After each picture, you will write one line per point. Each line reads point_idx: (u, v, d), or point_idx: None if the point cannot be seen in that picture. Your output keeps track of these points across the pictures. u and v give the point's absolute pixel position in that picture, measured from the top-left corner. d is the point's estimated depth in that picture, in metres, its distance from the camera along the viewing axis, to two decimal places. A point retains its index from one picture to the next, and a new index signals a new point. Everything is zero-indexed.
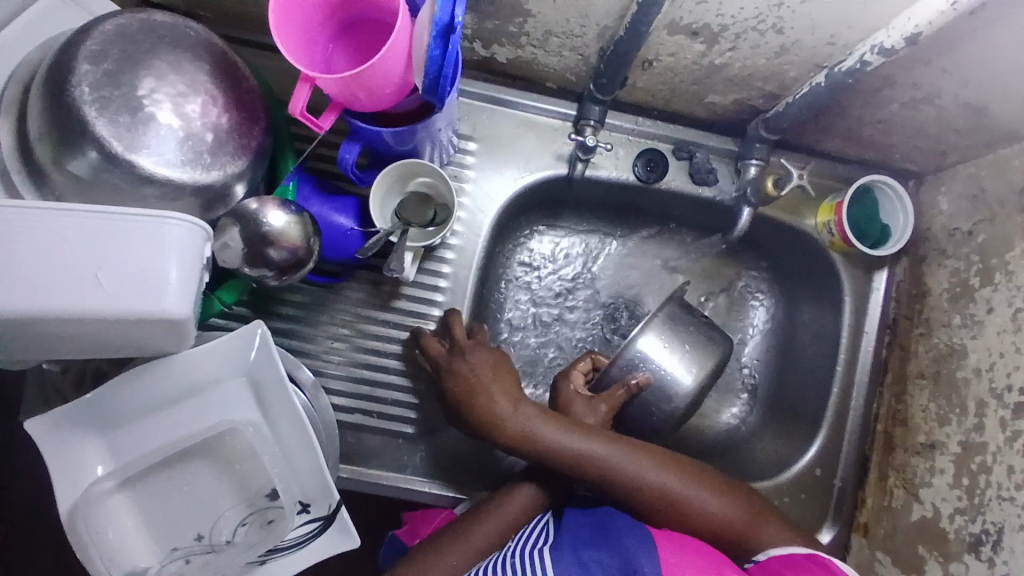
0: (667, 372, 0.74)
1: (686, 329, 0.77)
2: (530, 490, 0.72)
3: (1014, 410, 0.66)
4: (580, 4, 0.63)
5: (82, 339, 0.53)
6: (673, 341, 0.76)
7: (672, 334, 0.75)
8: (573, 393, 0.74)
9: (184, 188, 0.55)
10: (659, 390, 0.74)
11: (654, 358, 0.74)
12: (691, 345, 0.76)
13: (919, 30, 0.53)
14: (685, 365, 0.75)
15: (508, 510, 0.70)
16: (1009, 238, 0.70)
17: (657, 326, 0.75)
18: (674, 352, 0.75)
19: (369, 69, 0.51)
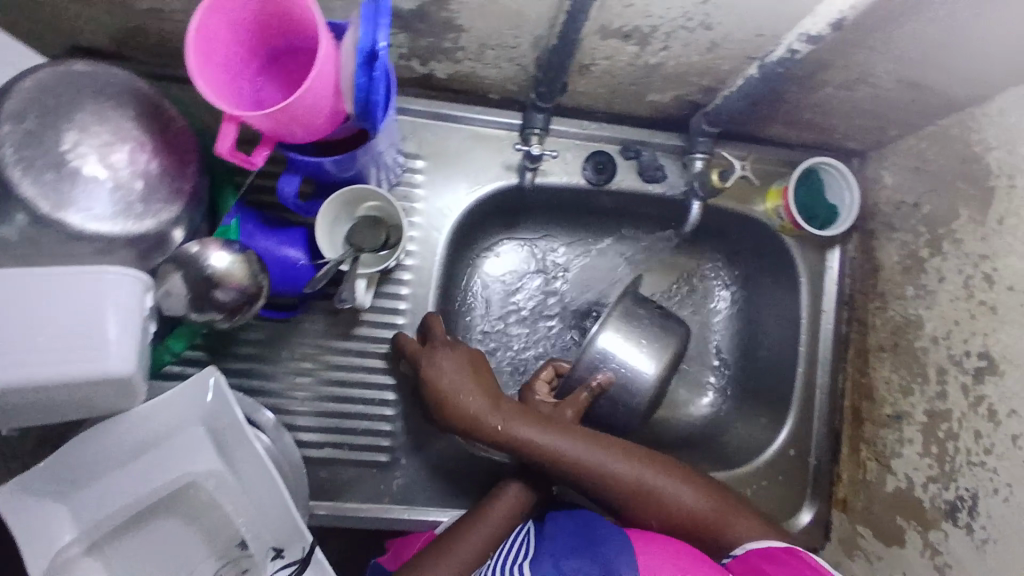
0: (629, 366, 0.74)
1: (642, 325, 0.76)
2: (514, 490, 0.72)
3: (974, 375, 0.67)
4: (510, 15, 0.63)
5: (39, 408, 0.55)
6: (631, 334, 0.75)
7: (629, 328, 0.75)
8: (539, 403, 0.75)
9: (116, 241, 0.53)
10: (624, 387, 0.73)
11: (614, 355, 0.74)
12: (648, 337, 0.75)
13: (840, 16, 0.54)
14: (646, 355, 0.74)
15: (495, 512, 0.70)
16: (954, 208, 0.71)
17: (614, 323, 0.75)
18: (633, 345, 0.74)
19: (298, 101, 0.50)
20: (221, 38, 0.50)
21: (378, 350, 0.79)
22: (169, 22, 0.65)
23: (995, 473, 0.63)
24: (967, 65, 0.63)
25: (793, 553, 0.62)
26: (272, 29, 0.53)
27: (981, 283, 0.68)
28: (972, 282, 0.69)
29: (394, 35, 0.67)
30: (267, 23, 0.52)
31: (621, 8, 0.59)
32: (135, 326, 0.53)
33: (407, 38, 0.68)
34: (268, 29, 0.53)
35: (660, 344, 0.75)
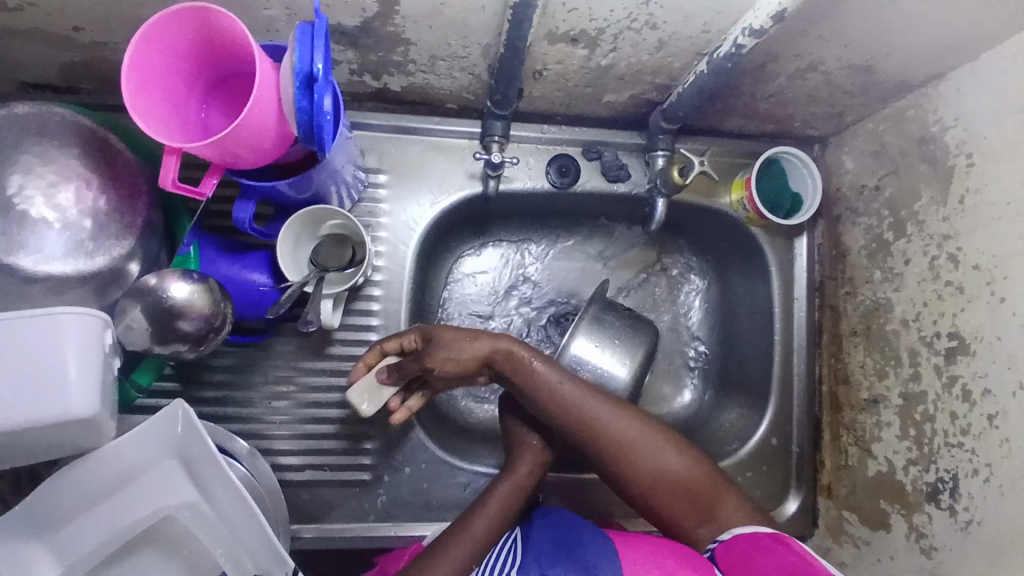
0: (604, 369, 0.76)
1: (614, 325, 0.79)
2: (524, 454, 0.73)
3: (946, 355, 0.67)
4: (457, 25, 0.62)
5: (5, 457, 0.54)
6: (603, 337, 0.78)
7: (601, 330, 0.78)
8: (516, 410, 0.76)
9: (69, 279, 0.56)
10: (601, 388, 0.76)
11: (589, 359, 0.76)
12: (621, 338, 0.78)
13: (783, 8, 0.53)
14: (620, 356, 0.77)
15: (499, 494, 0.71)
16: (914, 189, 0.71)
17: (585, 327, 0.77)
18: (606, 348, 0.77)
19: (240, 128, 0.49)
20: (158, 67, 0.50)
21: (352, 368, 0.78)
22: (114, 53, 0.65)
23: (974, 453, 0.63)
24: (914, 46, 0.63)
25: (785, 545, 0.60)
26: (210, 53, 0.53)
27: (946, 263, 0.67)
28: (937, 262, 0.69)
29: (342, 52, 0.67)
30: (205, 48, 0.52)
31: (565, 13, 0.59)
32: (94, 362, 0.53)
33: (356, 54, 0.67)
34: (207, 55, 0.53)
35: (631, 343, 0.78)
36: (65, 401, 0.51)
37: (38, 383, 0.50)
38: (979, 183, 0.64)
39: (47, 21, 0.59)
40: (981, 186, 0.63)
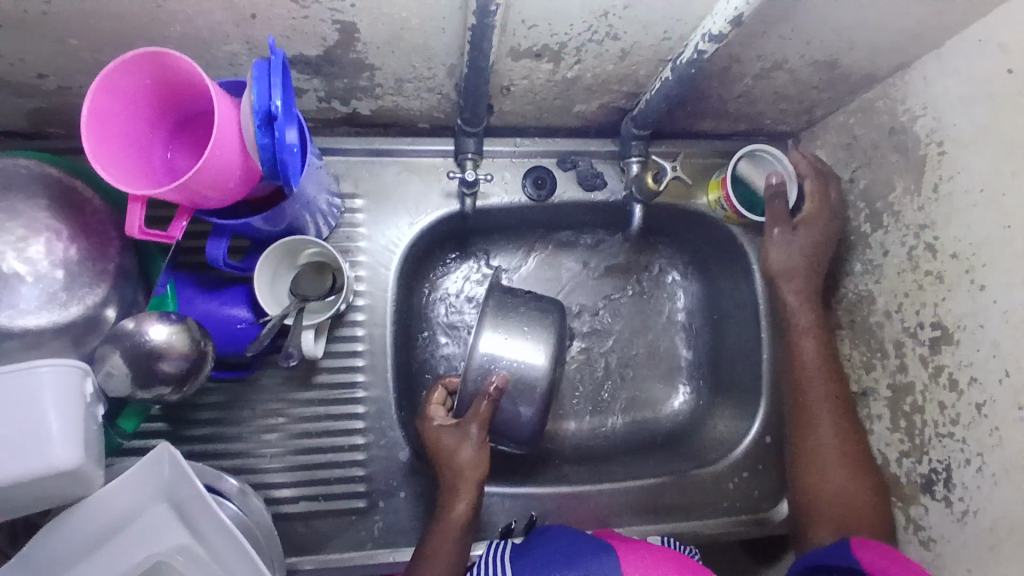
0: (520, 360, 0.73)
1: (519, 311, 0.75)
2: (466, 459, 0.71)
3: (930, 346, 0.67)
4: (419, 48, 0.62)
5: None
6: (511, 326, 0.74)
7: (506, 320, 0.74)
8: (438, 428, 0.72)
9: (44, 332, 0.55)
10: (522, 381, 0.73)
11: (500, 353, 0.72)
12: (530, 323, 0.75)
13: (739, 12, 0.52)
14: (532, 342, 0.74)
15: (453, 519, 0.70)
16: (888, 180, 0.72)
17: (489, 321, 0.74)
18: (515, 337, 0.74)
19: (204, 169, 0.49)
20: (119, 115, 0.50)
21: (340, 396, 0.78)
22: (80, 98, 0.65)
23: (964, 443, 0.63)
24: (878, 38, 0.63)
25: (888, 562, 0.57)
26: (172, 95, 0.53)
27: (925, 253, 0.68)
28: (916, 252, 0.69)
29: (308, 81, 0.67)
30: (166, 90, 0.52)
31: (525, 30, 0.59)
32: (76, 413, 0.53)
33: (322, 83, 0.67)
34: (168, 96, 0.53)
35: (540, 326, 0.75)
36: (48, 457, 0.51)
37: (18, 436, 0.49)
38: (951, 171, 0.64)
39: (8, 71, 0.58)
40: (953, 174, 0.63)
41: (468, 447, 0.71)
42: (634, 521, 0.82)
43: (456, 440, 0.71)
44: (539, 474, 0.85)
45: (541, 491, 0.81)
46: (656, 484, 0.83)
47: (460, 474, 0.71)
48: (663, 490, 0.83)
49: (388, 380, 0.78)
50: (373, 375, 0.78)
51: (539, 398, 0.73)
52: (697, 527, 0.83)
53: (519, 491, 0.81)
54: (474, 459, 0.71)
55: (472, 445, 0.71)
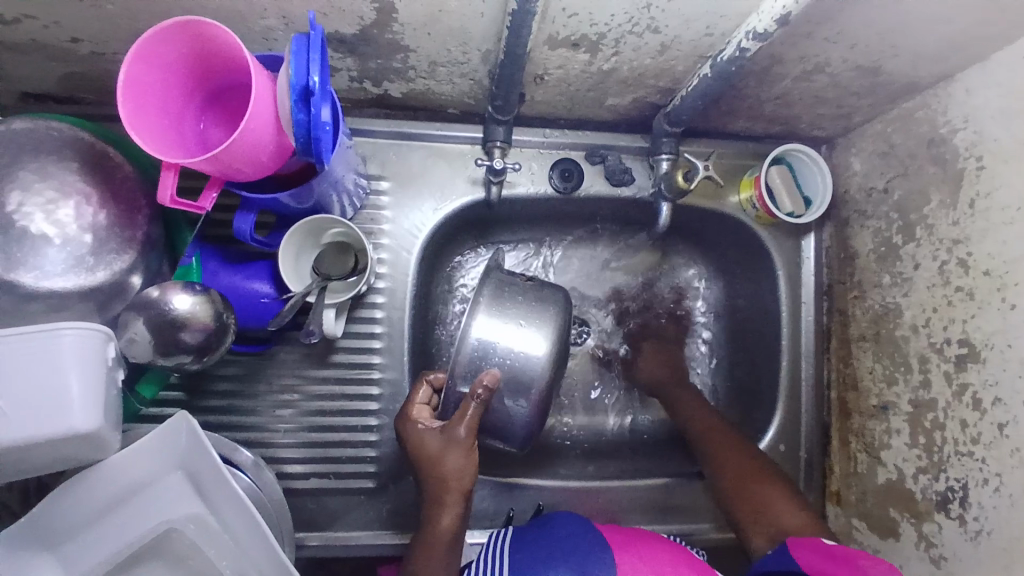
0: (517, 352, 0.73)
1: (516, 303, 0.75)
2: (455, 467, 0.70)
3: (956, 363, 0.65)
4: (455, 32, 0.62)
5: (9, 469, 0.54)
6: (508, 316, 0.74)
7: (502, 310, 0.74)
8: (422, 432, 0.71)
9: (71, 296, 0.55)
10: (516, 377, 0.73)
11: (494, 341, 0.72)
12: (527, 316, 0.75)
13: (786, 11, 0.51)
14: (532, 332, 0.74)
15: (443, 526, 0.69)
16: (924, 191, 0.70)
17: (484, 309, 0.73)
18: (512, 327, 0.74)
19: (237, 142, 0.49)
20: (155, 84, 0.50)
21: (356, 375, 0.78)
22: (113, 64, 0.65)
23: (983, 463, 0.62)
24: (924, 46, 0.61)
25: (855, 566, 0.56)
26: (207, 67, 0.53)
27: (956, 268, 0.66)
28: (947, 267, 0.67)
29: (341, 59, 0.66)
30: (201, 62, 0.52)
31: (564, 18, 0.58)
32: (99, 375, 0.54)
33: (355, 62, 0.67)
34: (204, 68, 0.53)
35: (539, 318, 0.75)
36: (67, 423, 0.51)
37: (43, 398, 0.50)
38: (988, 187, 0.62)
39: (43, 34, 0.59)
40: (989, 191, 0.62)
41: (454, 454, 0.70)
42: (641, 520, 0.82)
43: (441, 446, 0.70)
44: (546, 467, 0.85)
45: (550, 485, 0.81)
46: (664, 486, 0.82)
47: (445, 485, 0.70)
48: (672, 492, 0.82)
49: (404, 364, 0.78)
50: (389, 358, 0.78)
51: (535, 397, 0.74)
52: (705, 530, 0.82)
53: (527, 482, 0.81)
54: (460, 467, 0.70)
55: (458, 453, 0.70)
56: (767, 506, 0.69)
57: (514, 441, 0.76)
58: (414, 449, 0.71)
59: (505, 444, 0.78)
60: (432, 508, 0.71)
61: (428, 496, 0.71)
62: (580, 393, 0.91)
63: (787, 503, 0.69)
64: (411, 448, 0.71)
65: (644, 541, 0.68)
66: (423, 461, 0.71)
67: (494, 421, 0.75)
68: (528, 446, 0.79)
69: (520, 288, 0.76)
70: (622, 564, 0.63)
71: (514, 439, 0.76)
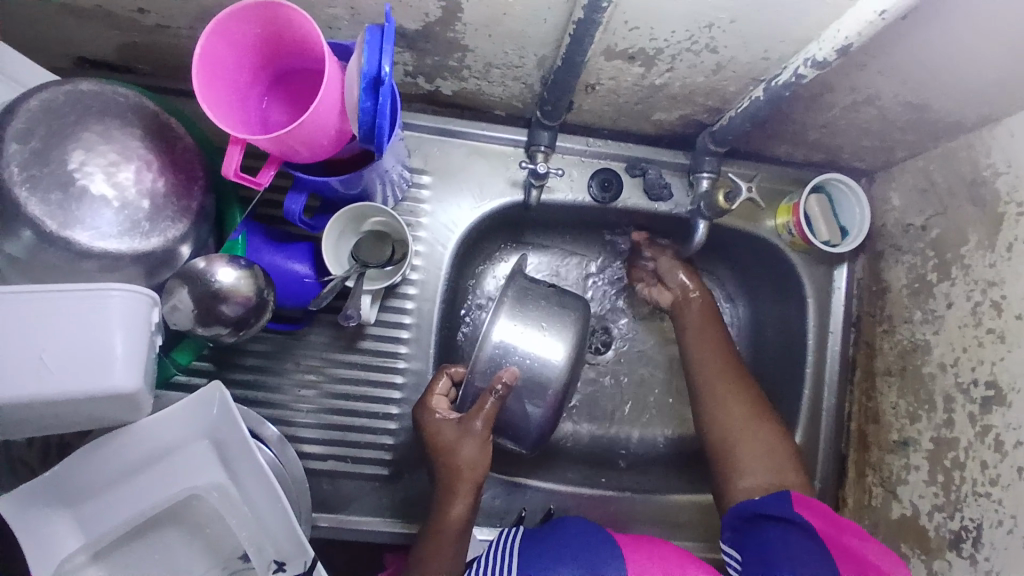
0: (535, 354, 0.74)
1: (536, 306, 0.76)
2: (469, 457, 0.71)
3: (981, 404, 0.65)
4: (515, 35, 0.63)
5: (42, 420, 0.54)
6: (527, 319, 0.75)
7: (523, 313, 0.74)
8: (439, 421, 0.72)
9: (123, 258, 0.55)
10: (533, 378, 0.74)
11: (515, 345, 0.73)
12: (548, 319, 0.76)
13: (848, 42, 0.52)
14: (551, 337, 0.75)
15: (452, 516, 0.70)
16: (963, 231, 0.70)
17: (507, 310, 0.74)
18: (532, 331, 0.74)
19: (302, 124, 0.50)
20: (227, 62, 0.52)
21: (381, 363, 0.79)
22: (176, 38, 0.67)
23: (1000, 504, 0.62)
24: (977, 87, 0.61)
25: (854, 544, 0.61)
26: (277, 49, 0.55)
27: (989, 310, 0.66)
28: (980, 308, 0.67)
29: (400, 53, 0.68)
30: (273, 44, 0.54)
31: (625, 30, 0.59)
32: (142, 339, 0.53)
33: (412, 57, 0.68)
34: (273, 49, 0.55)
35: (560, 323, 0.76)
36: (108, 383, 0.51)
37: (88, 355, 0.50)
38: None
39: (113, 3, 0.60)
40: None
41: (469, 445, 0.71)
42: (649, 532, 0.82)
43: (457, 436, 0.71)
44: (560, 472, 0.85)
45: (561, 490, 0.82)
46: (674, 500, 0.83)
47: (458, 474, 0.71)
48: (681, 508, 0.83)
49: (429, 355, 0.79)
50: (415, 348, 0.79)
51: (549, 398, 0.74)
52: (711, 548, 0.82)
53: (539, 485, 0.82)
54: (474, 458, 0.71)
55: (473, 444, 0.70)
56: (749, 434, 0.72)
57: (525, 441, 0.77)
58: (428, 438, 0.72)
59: (516, 444, 0.78)
60: (442, 500, 0.71)
61: (439, 488, 0.72)
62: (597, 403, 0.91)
63: (771, 431, 0.72)
64: (426, 438, 0.72)
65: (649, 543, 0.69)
66: (438, 450, 0.72)
67: (509, 421, 0.76)
68: (539, 449, 0.80)
69: (542, 292, 0.77)
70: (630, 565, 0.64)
71: (526, 440, 0.76)
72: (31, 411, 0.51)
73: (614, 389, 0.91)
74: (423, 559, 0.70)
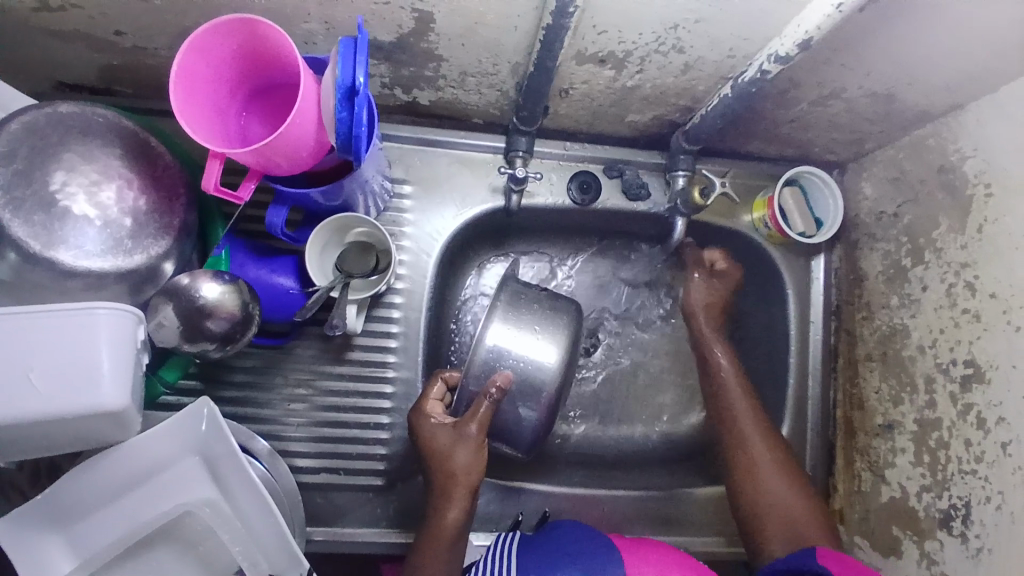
0: (529, 357, 0.74)
1: (531, 309, 0.77)
2: (463, 462, 0.71)
3: (961, 383, 0.67)
4: (488, 44, 0.64)
5: (29, 441, 0.53)
6: (521, 323, 0.76)
7: (517, 317, 0.75)
8: (434, 427, 0.72)
9: (107, 275, 0.55)
10: (528, 381, 0.74)
11: (508, 348, 0.74)
12: (542, 323, 0.76)
13: (808, 36, 0.54)
14: (543, 340, 0.76)
15: (446, 522, 0.70)
16: (934, 216, 0.72)
17: (500, 314, 0.75)
18: (526, 334, 0.75)
19: (280, 136, 0.51)
20: (204, 78, 0.53)
21: (371, 373, 0.79)
22: (154, 58, 0.67)
23: (987, 480, 0.64)
24: (939, 76, 0.64)
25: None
26: (254, 65, 0.56)
27: (963, 291, 0.68)
28: (955, 289, 0.69)
29: (376, 66, 0.69)
30: (249, 60, 0.55)
31: (594, 34, 0.61)
32: (128, 356, 0.53)
33: (389, 68, 0.69)
34: (250, 65, 0.56)
35: (553, 327, 0.77)
36: (95, 401, 0.51)
37: (73, 374, 0.50)
38: (997, 213, 0.64)
39: (90, 25, 0.61)
40: (997, 217, 0.64)
41: (464, 450, 0.71)
42: (644, 530, 0.82)
43: (451, 441, 0.71)
44: (554, 475, 0.85)
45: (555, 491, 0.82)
46: (667, 496, 0.83)
47: (452, 478, 0.71)
48: (674, 503, 0.83)
49: (418, 363, 0.80)
50: (404, 357, 0.80)
51: (544, 402, 0.75)
52: (707, 542, 0.83)
53: (533, 488, 0.82)
54: (469, 463, 0.72)
55: (467, 449, 0.71)
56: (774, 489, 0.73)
57: (520, 445, 0.77)
58: (424, 443, 0.72)
59: (510, 448, 0.78)
60: (438, 504, 0.72)
61: (434, 494, 0.72)
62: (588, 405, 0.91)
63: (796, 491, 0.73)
64: (421, 443, 0.73)
65: (654, 547, 0.68)
66: (433, 455, 0.72)
67: (502, 425, 0.76)
68: (534, 452, 0.80)
69: (535, 296, 0.78)
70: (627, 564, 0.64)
71: (520, 443, 0.77)
72: (18, 432, 0.51)
73: (604, 391, 0.92)
74: (418, 566, 0.70)
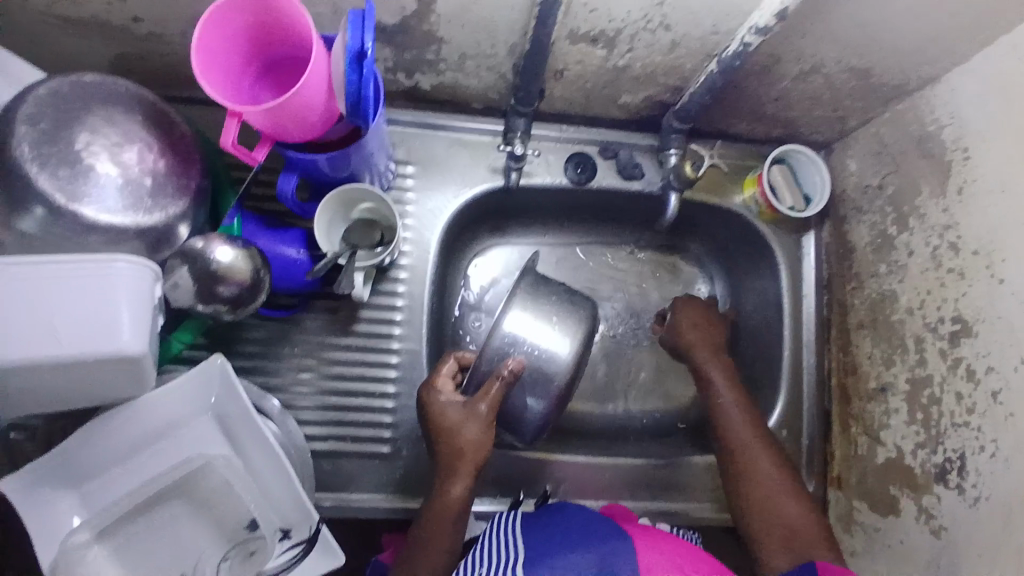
0: (542, 346, 0.75)
1: (551, 300, 0.79)
2: (472, 434, 0.73)
3: (950, 339, 0.69)
4: (486, 23, 0.68)
5: (44, 387, 0.55)
6: (540, 312, 0.77)
7: (537, 305, 0.77)
8: (445, 404, 0.74)
9: (127, 231, 0.58)
10: (540, 369, 0.75)
11: (525, 336, 0.75)
12: (559, 314, 0.78)
13: (784, 5, 0.57)
14: (559, 332, 0.77)
15: (452, 495, 0.73)
16: (915, 184, 0.75)
17: (519, 302, 0.76)
18: (542, 324, 0.77)
19: (294, 98, 0.55)
20: (221, 46, 0.57)
21: (375, 345, 0.81)
22: (169, 44, 0.72)
23: (979, 431, 0.65)
24: (911, 48, 0.67)
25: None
26: (267, 37, 0.60)
27: (948, 251, 0.70)
28: (939, 251, 0.72)
29: (380, 48, 0.73)
30: (263, 32, 0.59)
31: (585, 13, 0.65)
32: (145, 307, 0.56)
33: (392, 51, 0.74)
34: (262, 37, 0.60)
35: (570, 318, 0.79)
36: (112, 346, 0.53)
37: (93, 320, 0.52)
38: (975, 173, 0.67)
39: (109, 11, 0.66)
40: (975, 177, 0.67)
41: (473, 426, 0.73)
42: (644, 497, 0.84)
43: (462, 418, 0.73)
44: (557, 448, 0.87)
45: (558, 458, 0.83)
46: (667, 465, 0.85)
47: (461, 455, 0.73)
48: (676, 473, 0.85)
49: (422, 335, 0.82)
50: (409, 330, 0.82)
51: (554, 392, 0.76)
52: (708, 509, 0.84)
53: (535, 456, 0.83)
54: (476, 440, 0.73)
55: (478, 426, 0.73)
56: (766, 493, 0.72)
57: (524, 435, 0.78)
58: (434, 418, 0.74)
59: (515, 439, 0.80)
60: (443, 480, 0.74)
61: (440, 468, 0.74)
62: (591, 382, 0.93)
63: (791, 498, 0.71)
64: (433, 417, 0.74)
65: (659, 535, 0.67)
66: (442, 431, 0.74)
67: (510, 413, 0.77)
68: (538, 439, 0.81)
69: (555, 289, 0.80)
70: (642, 555, 0.62)
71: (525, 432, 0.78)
72: (35, 377, 0.53)
73: (605, 367, 0.94)
74: (424, 540, 0.72)
